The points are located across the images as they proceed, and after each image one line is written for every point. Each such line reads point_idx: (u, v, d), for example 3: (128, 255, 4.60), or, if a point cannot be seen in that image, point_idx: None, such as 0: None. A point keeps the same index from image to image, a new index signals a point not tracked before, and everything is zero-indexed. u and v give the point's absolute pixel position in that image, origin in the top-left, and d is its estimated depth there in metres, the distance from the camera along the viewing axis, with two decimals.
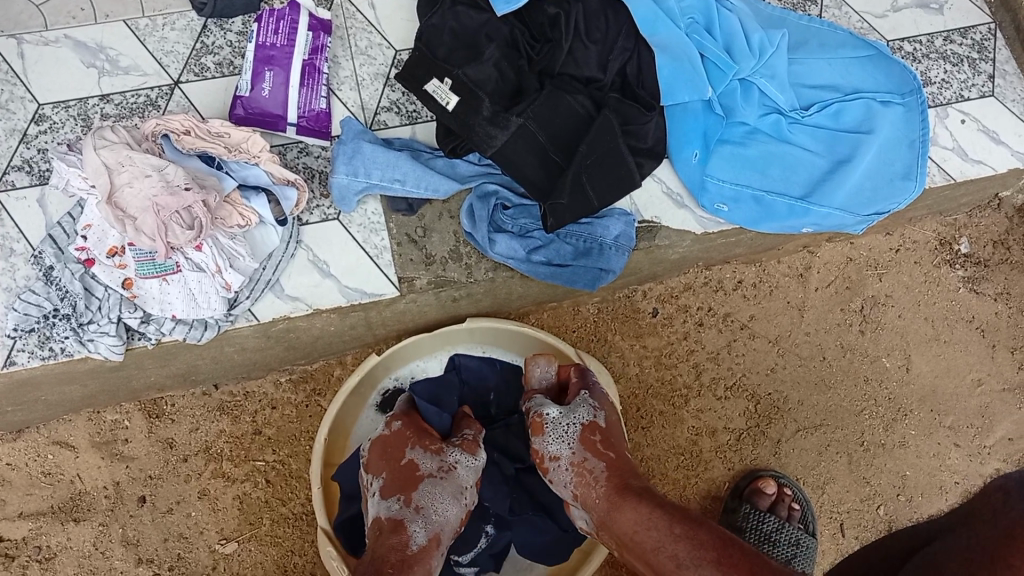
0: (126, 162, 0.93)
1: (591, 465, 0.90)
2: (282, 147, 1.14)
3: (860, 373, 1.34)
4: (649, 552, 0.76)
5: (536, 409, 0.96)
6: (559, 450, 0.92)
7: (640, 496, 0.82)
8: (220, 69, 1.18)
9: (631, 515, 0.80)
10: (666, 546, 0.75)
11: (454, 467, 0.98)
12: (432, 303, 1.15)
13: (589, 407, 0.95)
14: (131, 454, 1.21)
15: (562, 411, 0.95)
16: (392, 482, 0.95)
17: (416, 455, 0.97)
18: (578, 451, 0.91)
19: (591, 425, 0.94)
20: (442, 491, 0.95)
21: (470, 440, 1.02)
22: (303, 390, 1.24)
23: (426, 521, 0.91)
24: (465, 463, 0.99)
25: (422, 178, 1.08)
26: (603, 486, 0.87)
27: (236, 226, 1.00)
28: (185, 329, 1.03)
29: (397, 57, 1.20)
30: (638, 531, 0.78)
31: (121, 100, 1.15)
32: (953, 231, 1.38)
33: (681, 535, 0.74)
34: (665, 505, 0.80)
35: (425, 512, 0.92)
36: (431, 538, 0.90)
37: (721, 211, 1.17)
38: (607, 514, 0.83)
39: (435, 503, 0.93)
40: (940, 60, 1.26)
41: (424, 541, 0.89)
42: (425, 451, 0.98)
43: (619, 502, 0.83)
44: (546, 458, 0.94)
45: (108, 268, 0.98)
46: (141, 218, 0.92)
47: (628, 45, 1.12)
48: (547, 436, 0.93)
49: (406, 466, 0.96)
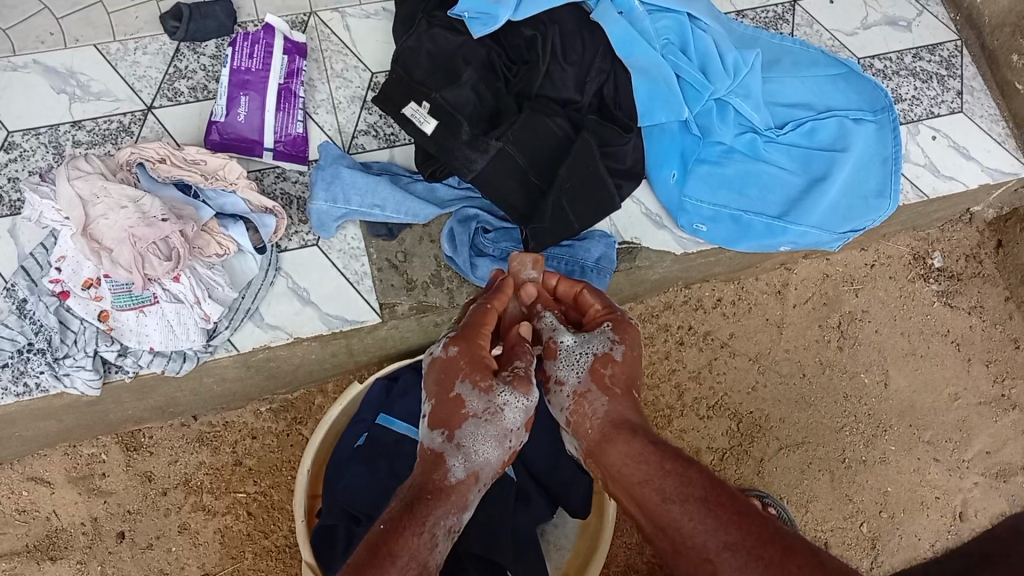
0: (100, 193, 0.92)
1: (596, 398, 0.82)
2: (259, 173, 1.11)
3: (839, 389, 1.35)
4: (637, 486, 0.74)
5: (550, 332, 0.88)
6: (565, 377, 0.85)
7: (634, 429, 0.78)
8: (194, 93, 1.15)
9: (622, 447, 0.76)
10: (656, 480, 0.73)
11: (503, 410, 0.81)
12: (414, 329, 1.14)
13: (607, 338, 0.85)
14: (109, 489, 1.18)
15: (578, 339, 0.87)
16: (440, 410, 0.80)
17: (464, 389, 0.81)
18: (585, 381, 0.84)
19: (604, 357, 0.84)
20: (484, 436, 0.80)
21: (524, 373, 0.83)
22: (283, 418, 1.22)
23: (466, 463, 0.79)
24: (518, 401, 0.81)
25: (401, 203, 1.08)
26: (601, 413, 0.81)
27: (214, 255, 1.00)
28: (163, 361, 1.01)
29: (373, 80, 1.19)
30: (627, 464, 0.75)
31: (93, 127, 1.12)
32: (926, 246, 1.40)
33: (672, 472, 0.72)
34: (658, 440, 0.77)
35: (466, 451, 0.79)
36: (472, 476, 0.79)
37: (700, 232, 1.17)
38: (597, 446, 0.80)
39: (478, 445, 0.80)
40: (910, 76, 1.29)
41: (464, 477, 0.78)
42: (474, 388, 0.80)
43: (612, 435, 0.79)
44: (552, 381, 0.86)
45: (84, 300, 0.97)
46: (117, 249, 0.91)
47: (605, 66, 1.11)
48: (557, 362, 0.85)
49: (454, 398, 0.80)
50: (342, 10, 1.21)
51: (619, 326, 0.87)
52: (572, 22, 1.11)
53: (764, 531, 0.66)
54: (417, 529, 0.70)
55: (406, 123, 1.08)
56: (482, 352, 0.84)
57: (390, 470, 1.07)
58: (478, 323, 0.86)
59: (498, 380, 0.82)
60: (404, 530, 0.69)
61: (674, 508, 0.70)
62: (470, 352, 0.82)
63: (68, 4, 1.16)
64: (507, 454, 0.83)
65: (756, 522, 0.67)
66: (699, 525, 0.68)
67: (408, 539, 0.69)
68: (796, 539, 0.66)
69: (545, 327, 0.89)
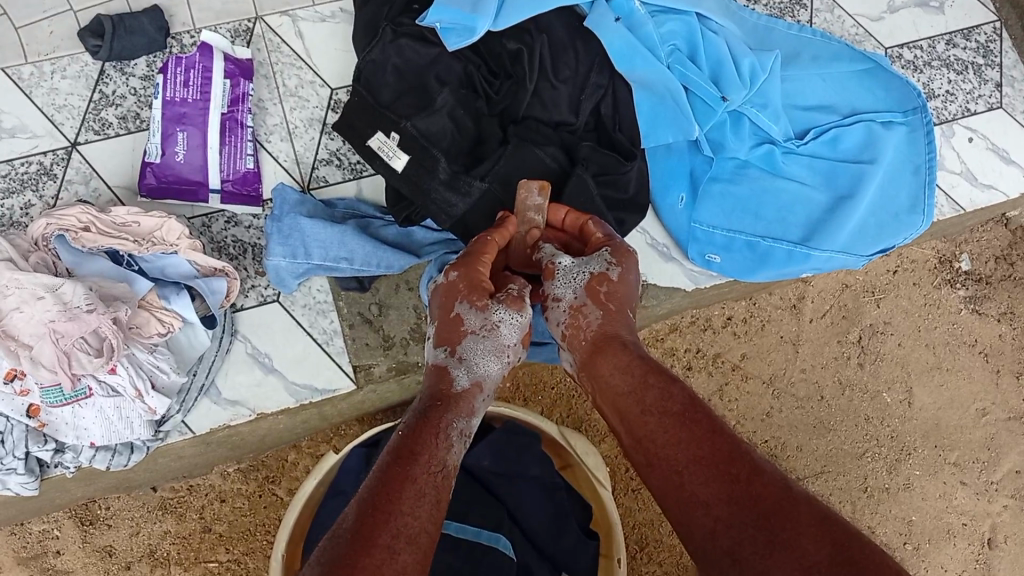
0: (11, 283, 0.78)
1: (589, 312, 0.77)
2: (206, 218, 0.97)
3: (861, 412, 1.25)
4: (621, 396, 0.71)
5: (550, 256, 0.82)
6: (562, 295, 0.79)
7: (623, 343, 0.74)
8: (124, 124, 0.99)
9: (609, 358, 0.73)
10: (639, 392, 0.70)
11: (499, 327, 0.76)
12: (395, 389, 1.01)
13: (604, 259, 0.79)
14: (66, 567, 1.07)
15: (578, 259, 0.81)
16: (441, 329, 0.77)
17: (461, 308, 0.77)
18: (582, 296, 0.78)
19: (601, 276, 0.79)
20: (484, 349, 0.76)
21: (518, 294, 0.79)
22: (254, 479, 1.10)
23: (470, 374, 0.75)
24: (519, 319, 0.77)
25: (372, 255, 0.93)
26: (594, 326, 0.77)
27: (156, 336, 0.85)
28: (107, 457, 0.88)
29: (333, 97, 1.03)
30: (613, 372, 0.72)
31: (8, 171, 0.96)
32: (953, 248, 1.27)
33: (655, 387, 0.70)
34: (647, 356, 0.74)
35: (468, 364, 0.75)
36: (474, 386, 0.75)
37: (712, 262, 1.05)
38: (582, 357, 0.76)
39: (478, 357, 0.76)
40: (943, 68, 1.14)
41: (467, 386, 0.75)
42: (470, 307, 0.76)
43: (597, 345, 0.75)
44: (549, 299, 0.80)
45: (8, 396, 0.83)
46: (36, 346, 0.77)
47: (602, 80, 0.97)
48: (554, 279, 0.80)
49: (455, 316, 0.77)
50: (292, 14, 1.04)
51: (619, 251, 0.81)
52: (562, 29, 0.97)
53: (738, 451, 0.64)
54: (434, 432, 0.69)
55: (372, 158, 0.94)
56: (481, 274, 0.79)
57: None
58: (478, 249, 0.81)
59: (495, 299, 0.78)
60: (418, 444, 0.67)
61: (652, 421, 0.68)
62: (469, 275, 0.78)
63: None
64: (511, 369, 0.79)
65: (732, 438, 0.65)
66: (674, 440, 0.66)
67: (427, 445, 0.67)
68: (766, 466, 0.64)
69: (545, 255, 0.83)
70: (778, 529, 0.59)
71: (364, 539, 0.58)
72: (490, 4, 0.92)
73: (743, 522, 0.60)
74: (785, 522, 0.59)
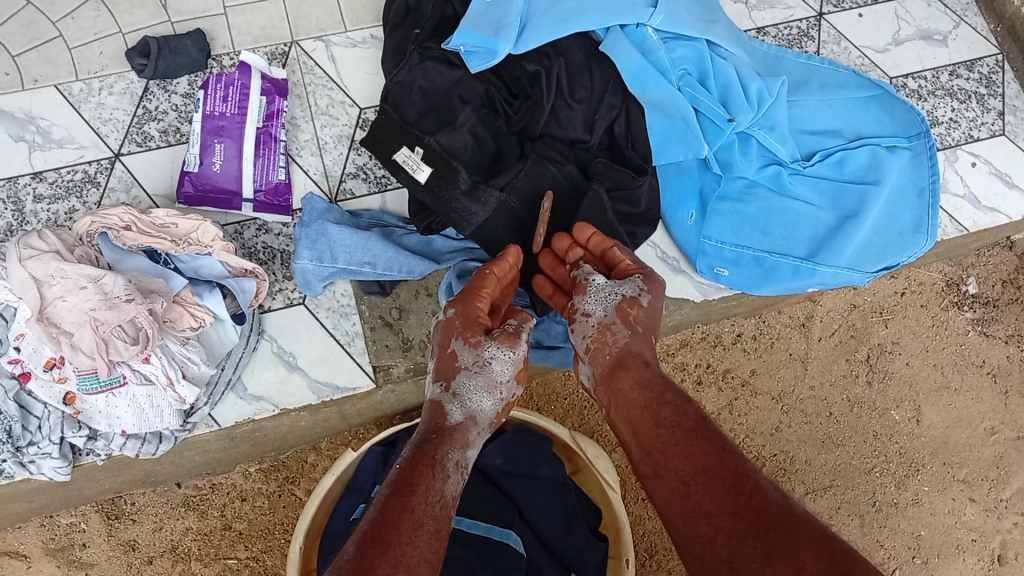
0: (57, 274, 0.82)
1: (617, 331, 0.82)
2: (239, 225, 1.03)
3: (869, 428, 1.27)
4: (637, 409, 0.74)
5: (581, 275, 0.87)
6: (594, 310, 0.84)
7: (644, 362, 0.79)
8: (165, 137, 1.05)
9: (628, 376, 0.77)
10: (655, 407, 0.73)
11: (489, 363, 0.81)
12: (413, 391, 1.05)
13: (637, 284, 0.84)
14: (90, 560, 1.11)
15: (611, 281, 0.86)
16: (440, 364, 0.82)
17: (456, 344, 0.82)
18: (611, 314, 0.83)
19: (631, 299, 0.83)
20: (477, 385, 0.81)
21: (511, 331, 0.84)
22: (274, 479, 1.14)
23: (466, 408, 0.80)
24: (515, 357, 0.83)
25: (394, 260, 0.98)
26: (620, 342, 0.81)
27: (188, 329, 0.90)
28: (137, 444, 0.92)
29: (362, 116, 1.09)
30: (632, 387, 0.76)
31: (55, 178, 1.02)
32: (960, 271, 1.30)
33: (671, 404, 0.73)
34: (667, 376, 0.78)
35: (463, 398, 0.80)
36: (469, 419, 0.80)
37: (721, 276, 1.09)
38: (605, 376, 0.80)
39: (470, 393, 0.80)
40: (947, 96, 1.18)
41: (462, 419, 0.79)
42: (464, 343, 0.81)
43: (618, 367, 0.79)
44: (577, 313, 0.85)
45: (46, 383, 0.88)
46: (77, 334, 0.82)
47: (616, 101, 1.02)
48: (586, 294, 0.85)
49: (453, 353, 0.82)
50: (325, 39, 1.10)
51: (648, 279, 0.86)
52: (579, 54, 1.02)
53: (744, 467, 0.66)
54: (433, 469, 0.72)
55: (396, 171, 0.99)
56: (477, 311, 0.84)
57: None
58: (475, 285, 0.86)
59: (487, 337, 0.82)
60: (417, 472, 0.70)
61: (664, 435, 0.71)
62: (467, 311, 0.83)
63: (23, 39, 1.04)
64: (504, 406, 0.83)
65: (739, 456, 0.67)
66: (683, 451, 0.68)
67: (424, 477, 0.70)
68: (770, 486, 0.65)
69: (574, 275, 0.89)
70: (778, 540, 0.60)
71: (366, 567, 0.60)
72: (512, 29, 0.98)
73: (742, 532, 0.61)
74: (785, 533, 0.60)
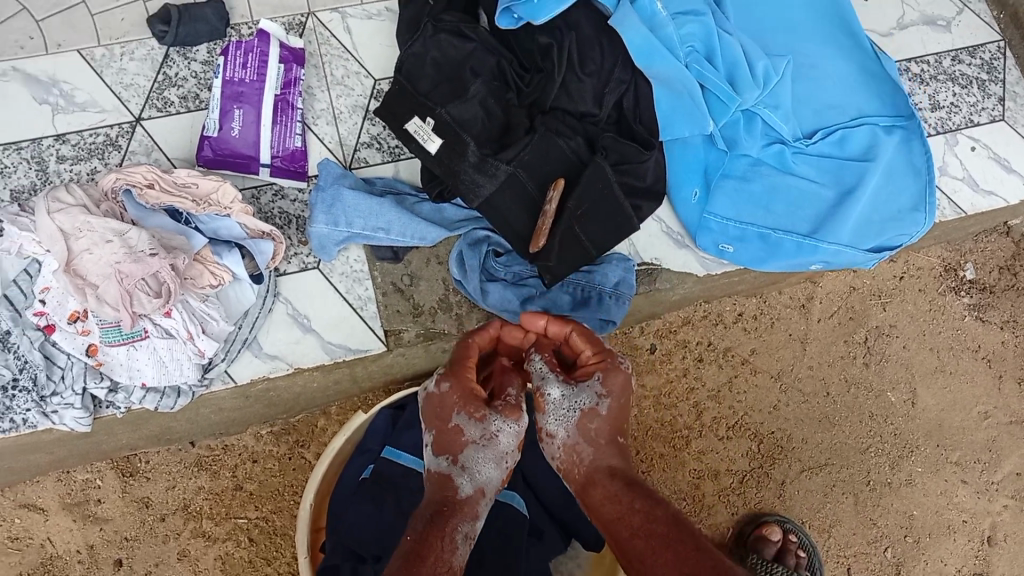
0: (83, 228, 0.85)
1: (584, 450, 0.84)
2: (256, 190, 1.05)
3: (865, 409, 1.29)
4: (609, 523, 0.77)
5: (538, 381, 0.88)
6: (555, 430, 0.86)
7: (611, 475, 0.82)
8: (185, 103, 1.08)
9: (600, 490, 0.80)
10: (627, 517, 0.76)
11: (495, 435, 0.84)
12: (422, 356, 1.08)
13: (593, 393, 0.85)
14: (105, 515, 1.14)
15: (566, 391, 0.86)
16: (438, 439, 0.85)
17: (459, 418, 0.84)
18: (574, 433, 0.85)
19: (591, 411, 0.85)
20: (484, 461, 0.84)
21: (514, 402, 0.87)
22: (285, 441, 1.18)
23: (471, 482, 0.83)
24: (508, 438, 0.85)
25: (408, 226, 1.01)
26: (587, 461, 0.84)
27: (208, 287, 0.93)
28: (156, 397, 0.96)
29: (376, 87, 1.12)
30: (604, 503, 0.79)
31: (78, 140, 1.05)
32: (958, 257, 1.33)
33: (641, 511, 0.76)
34: (635, 483, 0.80)
35: (470, 471, 0.83)
36: (477, 492, 0.83)
37: (726, 252, 1.11)
38: (579, 493, 0.83)
39: (480, 465, 0.84)
40: (948, 82, 1.21)
41: (472, 493, 0.83)
42: (469, 419, 0.84)
43: (592, 479, 0.82)
44: (542, 431, 0.87)
45: (70, 335, 0.91)
46: (102, 286, 0.85)
47: (625, 75, 1.05)
48: (546, 413, 0.86)
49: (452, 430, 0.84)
50: (342, 10, 1.13)
51: (608, 376, 0.86)
52: (590, 28, 1.05)
53: (718, 565, 0.69)
54: (442, 539, 0.76)
55: (409, 140, 1.02)
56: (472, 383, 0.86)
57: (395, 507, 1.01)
58: (464, 358, 0.89)
59: (491, 408, 0.85)
60: (426, 547, 0.74)
61: (637, 545, 0.73)
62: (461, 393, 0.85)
63: (47, 5, 1.07)
64: (509, 472, 0.86)
65: (714, 557, 0.70)
66: (658, 559, 0.71)
67: (433, 547, 0.75)
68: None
69: (534, 371, 0.89)
70: None
71: None
72: None
73: None
74: None
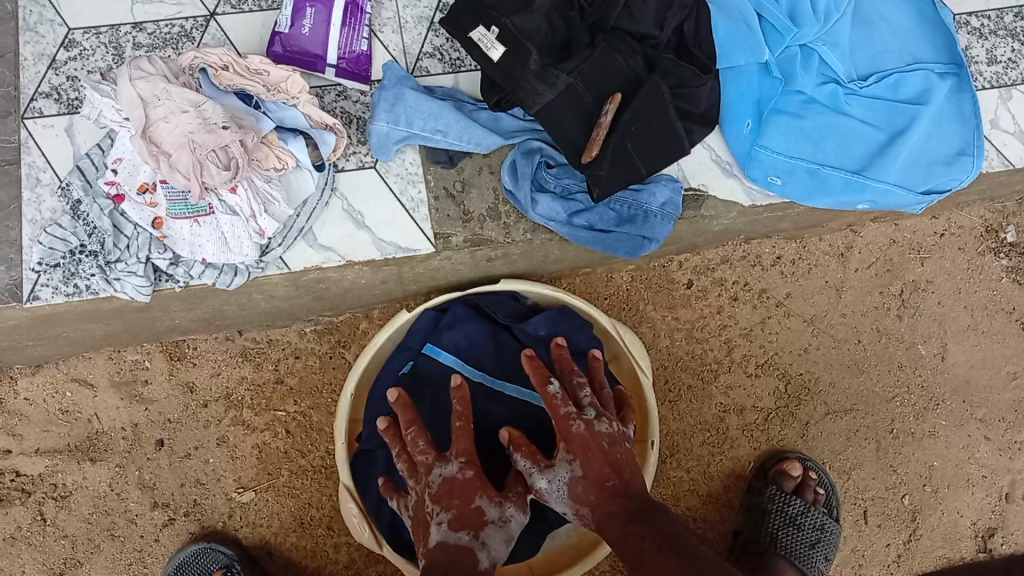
0: (162, 95, 0.89)
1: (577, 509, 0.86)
2: (320, 89, 1.09)
3: (895, 359, 1.31)
4: (610, 530, 0.81)
5: (527, 471, 0.90)
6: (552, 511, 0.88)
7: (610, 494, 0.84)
8: (258, 2, 1.11)
9: (600, 503, 0.84)
10: (622, 518, 0.80)
11: (510, 519, 0.87)
12: (467, 263, 1.11)
13: (569, 463, 0.87)
14: (151, 396, 1.19)
15: (549, 474, 0.88)
16: (457, 516, 0.83)
17: (480, 502, 0.85)
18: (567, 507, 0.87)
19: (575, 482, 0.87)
20: (500, 539, 0.85)
21: (517, 494, 0.90)
22: (327, 341, 1.21)
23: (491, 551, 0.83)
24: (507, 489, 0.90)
25: (465, 130, 1.04)
26: (582, 494, 0.86)
27: (272, 169, 0.97)
28: (214, 274, 0.99)
29: (442, 1, 1.14)
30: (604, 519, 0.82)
31: (154, 30, 1.09)
32: (1000, 219, 1.34)
33: (632, 515, 0.80)
34: (629, 486, 0.84)
35: (488, 547, 0.83)
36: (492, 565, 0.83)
37: (774, 185, 1.12)
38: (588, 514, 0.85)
39: (491, 540, 0.84)
40: (1008, 37, 1.22)
41: (491, 564, 0.82)
42: (490, 502, 0.86)
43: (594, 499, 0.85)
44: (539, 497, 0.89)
45: (138, 206, 0.95)
46: (175, 154, 0.88)
47: (688, 1, 1.05)
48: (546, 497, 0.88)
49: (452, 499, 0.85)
50: None
51: (574, 443, 0.87)
52: None
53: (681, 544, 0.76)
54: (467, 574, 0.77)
55: (472, 49, 1.03)
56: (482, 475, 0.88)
57: (432, 405, 1.05)
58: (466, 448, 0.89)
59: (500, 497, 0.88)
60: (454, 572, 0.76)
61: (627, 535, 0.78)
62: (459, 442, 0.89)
63: None
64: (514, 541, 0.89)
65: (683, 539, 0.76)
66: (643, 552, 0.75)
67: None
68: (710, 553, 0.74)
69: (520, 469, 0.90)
70: None
71: None
72: None
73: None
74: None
